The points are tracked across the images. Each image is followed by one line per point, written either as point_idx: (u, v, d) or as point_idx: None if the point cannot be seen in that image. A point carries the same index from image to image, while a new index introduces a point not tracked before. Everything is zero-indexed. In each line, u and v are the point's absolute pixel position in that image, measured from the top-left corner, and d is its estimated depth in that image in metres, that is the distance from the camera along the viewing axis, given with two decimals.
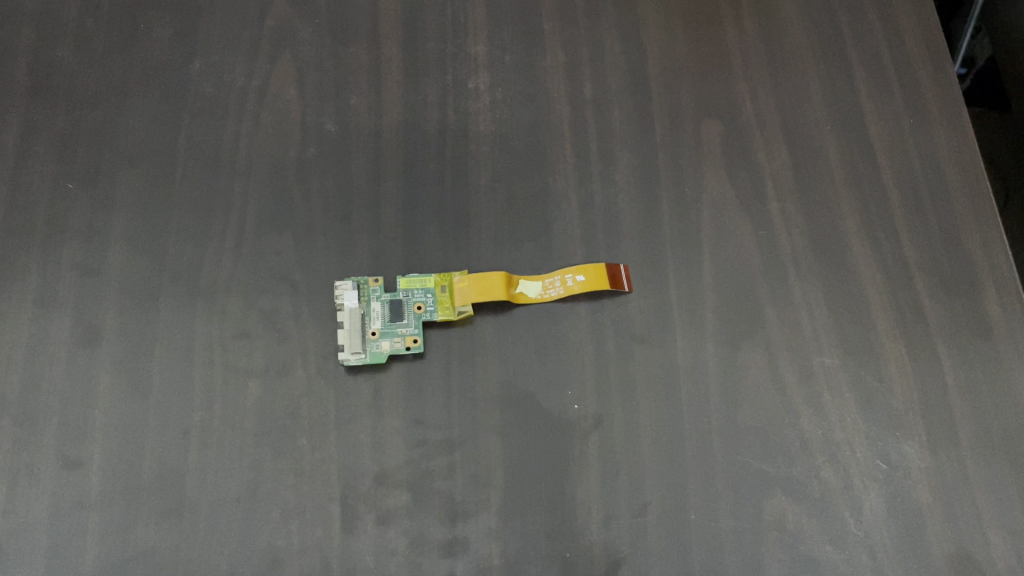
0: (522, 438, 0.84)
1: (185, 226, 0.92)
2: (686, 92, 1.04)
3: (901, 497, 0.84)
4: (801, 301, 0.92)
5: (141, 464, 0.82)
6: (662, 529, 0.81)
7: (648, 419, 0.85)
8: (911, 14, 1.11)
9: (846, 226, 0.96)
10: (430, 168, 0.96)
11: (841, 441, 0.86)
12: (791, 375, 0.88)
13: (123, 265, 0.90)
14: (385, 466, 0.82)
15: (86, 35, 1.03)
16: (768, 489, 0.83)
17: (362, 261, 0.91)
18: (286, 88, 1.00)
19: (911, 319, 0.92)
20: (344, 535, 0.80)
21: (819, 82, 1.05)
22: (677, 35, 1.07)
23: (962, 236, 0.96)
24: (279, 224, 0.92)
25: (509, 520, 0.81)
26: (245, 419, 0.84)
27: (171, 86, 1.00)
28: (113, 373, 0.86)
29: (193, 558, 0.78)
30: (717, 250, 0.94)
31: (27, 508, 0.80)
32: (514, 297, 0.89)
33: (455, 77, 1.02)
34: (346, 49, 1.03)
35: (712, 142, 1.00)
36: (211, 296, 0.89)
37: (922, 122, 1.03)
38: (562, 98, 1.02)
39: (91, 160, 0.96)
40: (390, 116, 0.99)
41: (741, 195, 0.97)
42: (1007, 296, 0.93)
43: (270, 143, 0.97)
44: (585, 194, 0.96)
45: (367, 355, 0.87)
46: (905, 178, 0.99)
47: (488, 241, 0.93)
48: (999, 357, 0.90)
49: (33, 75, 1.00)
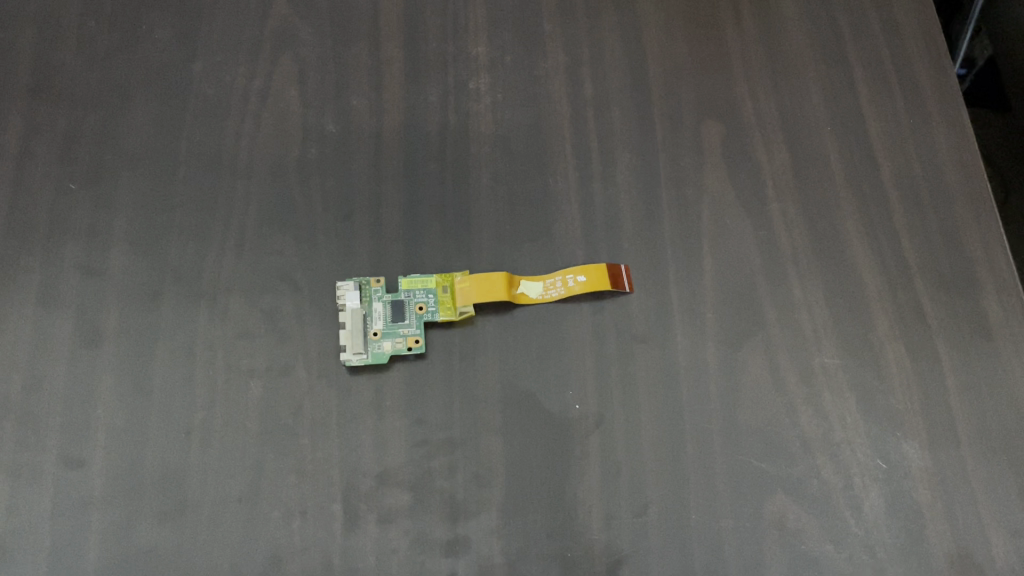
0: (523, 438, 0.84)
1: (187, 227, 0.92)
2: (686, 93, 1.04)
3: (901, 496, 0.84)
4: (801, 301, 0.92)
5: (142, 464, 0.82)
6: (663, 528, 0.81)
7: (649, 418, 0.86)
8: (911, 14, 1.11)
9: (846, 226, 0.96)
10: (431, 169, 0.97)
11: (841, 441, 0.86)
12: (791, 374, 0.89)
13: (124, 265, 0.91)
14: (387, 466, 0.83)
15: (87, 35, 1.03)
16: (769, 488, 0.84)
17: (364, 261, 0.91)
18: (287, 89, 1.01)
19: (911, 319, 0.92)
20: (347, 534, 0.80)
21: (819, 83, 1.06)
22: (678, 36, 1.08)
23: (962, 236, 0.96)
24: (280, 224, 0.93)
25: (510, 519, 0.81)
26: (247, 419, 0.84)
27: (172, 86, 1.00)
28: (115, 373, 0.86)
29: (195, 558, 0.79)
30: (718, 250, 0.94)
31: (29, 508, 0.80)
32: (515, 297, 0.89)
33: (455, 78, 1.02)
34: (347, 50, 1.03)
35: (712, 142, 1.01)
36: (212, 296, 0.89)
37: (921, 123, 1.03)
38: (562, 99, 1.02)
39: (92, 160, 0.96)
40: (391, 117, 0.99)
41: (742, 195, 0.98)
42: (1006, 296, 0.93)
43: (271, 144, 0.97)
44: (585, 194, 0.96)
45: (368, 355, 0.87)
46: (905, 179, 1.00)
47: (489, 241, 0.93)
48: (999, 357, 0.90)
49: (34, 75, 1.01)
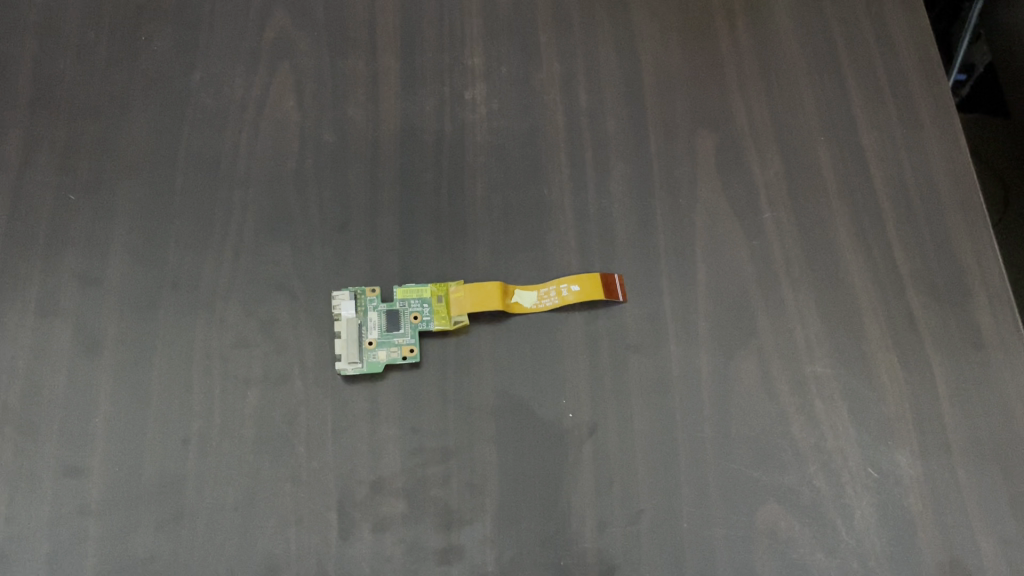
0: (517, 447, 0.85)
1: (185, 237, 0.93)
2: (680, 103, 1.05)
3: (892, 505, 0.84)
4: (793, 310, 0.93)
5: (140, 472, 0.83)
6: (654, 536, 0.82)
7: (642, 427, 0.86)
8: (904, 24, 1.12)
9: (838, 236, 0.97)
10: (427, 179, 0.98)
11: (833, 448, 0.87)
12: (783, 383, 0.89)
13: (123, 273, 0.92)
14: (382, 474, 0.84)
15: (88, 45, 1.05)
16: (759, 496, 0.84)
17: (361, 270, 0.92)
18: (286, 99, 1.02)
19: (902, 328, 0.92)
20: (341, 543, 0.81)
21: (812, 93, 1.06)
22: (672, 46, 1.09)
23: (953, 246, 0.97)
24: (278, 234, 0.94)
25: (504, 528, 0.82)
26: (244, 428, 0.85)
27: (172, 97, 1.01)
28: (113, 382, 0.87)
29: (192, 565, 0.79)
30: (711, 259, 0.95)
31: (27, 515, 0.81)
32: (510, 306, 0.90)
33: (451, 89, 1.03)
34: (345, 61, 1.04)
35: (706, 152, 1.02)
36: (210, 305, 0.90)
37: (914, 132, 1.04)
38: (557, 109, 1.03)
39: (92, 170, 0.97)
40: (388, 127, 1.00)
41: (735, 205, 0.98)
42: (998, 306, 0.93)
43: (269, 155, 0.98)
44: (580, 204, 0.97)
45: (363, 364, 0.88)
46: (897, 188, 1.00)
47: (484, 251, 0.94)
48: (990, 366, 0.91)
49: (35, 86, 1.02)
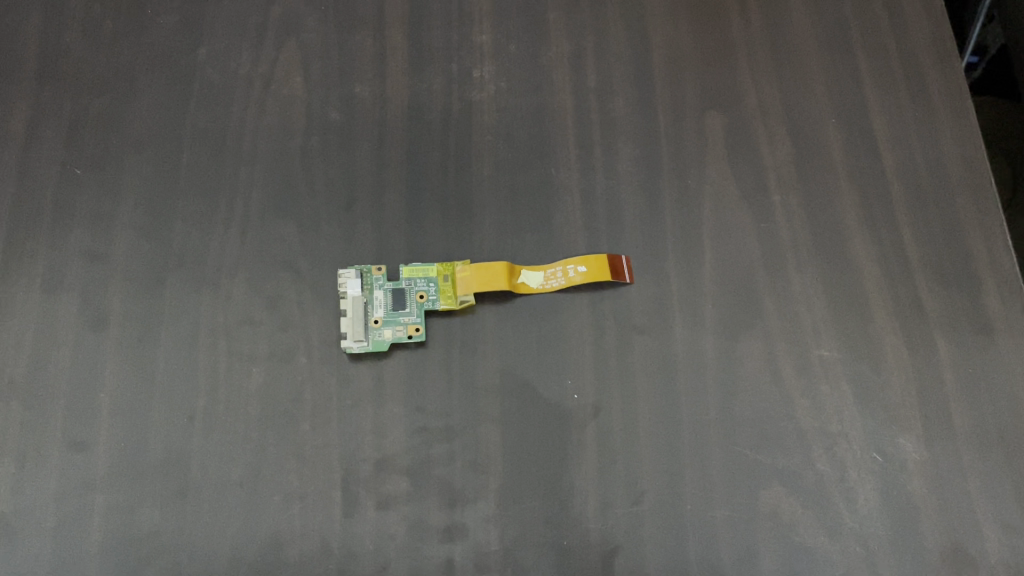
0: (522, 426, 0.85)
1: (191, 213, 0.93)
2: (690, 84, 1.03)
3: (896, 490, 0.84)
4: (800, 294, 0.92)
5: (146, 447, 0.83)
6: (657, 517, 0.82)
7: (646, 409, 0.86)
8: (918, 7, 1.10)
9: (847, 220, 0.96)
10: (434, 158, 0.97)
11: (838, 432, 0.87)
12: (789, 367, 0.89)
13: (129, 249, 0.91)
14: (386, 452, 0.84)
15: (94, 19, 1.04)
16: (763, 479, 0.84)
17: (366, 249, 0.92)
18: (292, 76, 1.01)
19: (910, 314, 0.92)
20: (345, 520, 0.81)
21: (824, 75, 1.05)
22: (682, 26, 1.07)
23: (963, 231, 0.96)
24: (284, 211, 0.93)
25: (507, 506, 0.82)
26: (249, 404, 0.85)
27: (178, 72, 1.01)
28: (119, 357, 0.87)
29: (197, 538, 0.80)
30: (718, 242, 0.94)
31: (34, 489, 0.81)
32: (516, 287, 0.90)
33: (459, 67, 1.02)
34: (352, 38, 1.03)
35: (715, 133, 1.01)
36: (215, 282, 0.90)
37: (926, 116, 1.03)
38: (566, 89, 1.02)
39: (98, 145, 0.97)
40: (394, 105, 0.99)
41: (744, 188, 0.98)
42: (1007, 293, 0.93)
43: (275, 132, 0.98)
44: (587, 185, 0.96)
45: (369, 342, 0.88)
46: (908, 172, 0.99)
47: (491, 231, 0.94)
48: (998, 353, 0.90)
49: (40, 61, 1.01)
